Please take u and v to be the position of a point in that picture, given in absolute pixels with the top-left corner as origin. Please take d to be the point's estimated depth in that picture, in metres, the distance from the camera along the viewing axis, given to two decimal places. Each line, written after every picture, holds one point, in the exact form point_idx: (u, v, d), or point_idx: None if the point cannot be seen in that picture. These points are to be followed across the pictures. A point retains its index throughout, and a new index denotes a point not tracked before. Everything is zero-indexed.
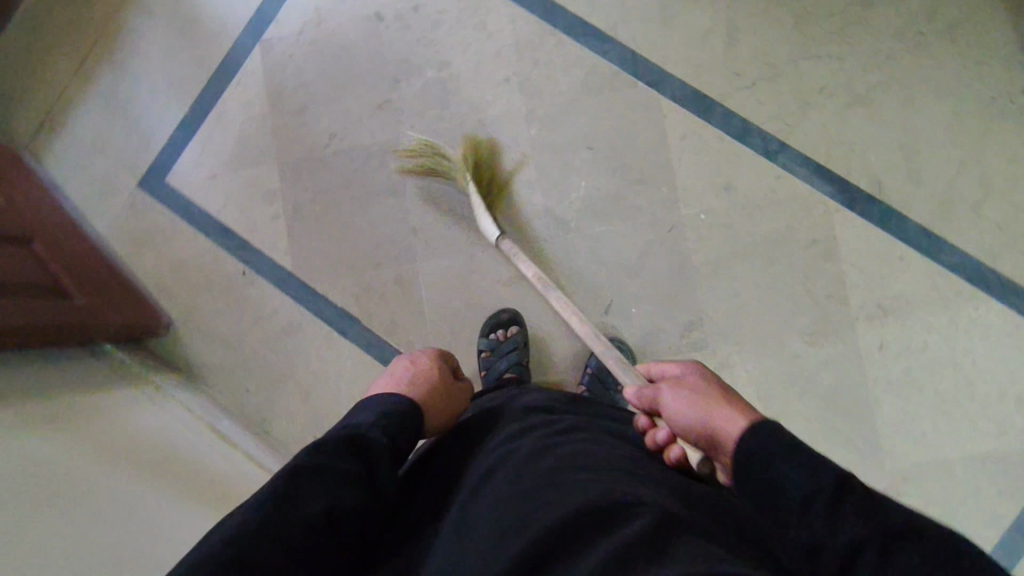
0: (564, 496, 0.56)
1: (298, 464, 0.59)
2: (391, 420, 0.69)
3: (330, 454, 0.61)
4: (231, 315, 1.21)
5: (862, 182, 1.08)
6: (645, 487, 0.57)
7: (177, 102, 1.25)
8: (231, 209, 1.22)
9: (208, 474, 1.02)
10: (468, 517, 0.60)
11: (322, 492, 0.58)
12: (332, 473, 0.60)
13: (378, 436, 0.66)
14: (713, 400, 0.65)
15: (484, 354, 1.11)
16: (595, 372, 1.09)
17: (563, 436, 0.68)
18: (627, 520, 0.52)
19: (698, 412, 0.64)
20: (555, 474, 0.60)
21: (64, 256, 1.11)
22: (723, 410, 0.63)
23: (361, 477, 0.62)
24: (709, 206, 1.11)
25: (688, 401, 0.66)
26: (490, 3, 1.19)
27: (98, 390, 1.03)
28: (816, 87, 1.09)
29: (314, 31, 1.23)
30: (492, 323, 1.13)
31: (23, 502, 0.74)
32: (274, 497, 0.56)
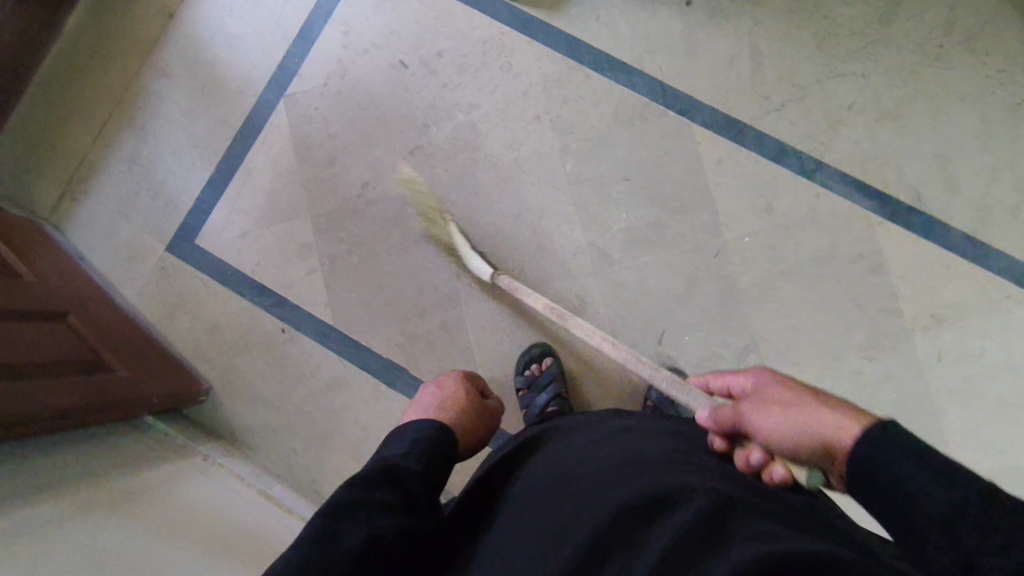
0: (610, 499, 0.57)
1: (339, 501, 0.59)
2: (426, 450, 0.70)
3: (367, 486, 0.61)
4: (272, 375, 1.18)
5: (900, 194, 1.09)
6: (694, 478, 0.58)
7: (202, 163, 1.24)
8: (266, 267, 1.20)
9: (272, 543, 0.98)
10: (529, 528, 0.60)
11: (365, 523, 0.57)
12: (372, 504, 0.59)
13: (412, 465, 0.67)
14: (809, 396, 0.60)
15: (522, 392, 1.11)
16: (658, 405, 1.07)
17: (603, 448, 0.68)
18: (679, 513, 0.53)
19: (794, 416, 0.59)
20: (598, 484, 0.60)
21: (102, 328, 1.08)
22: (830, 407, 0.58)
23: (401, 509, 0.61)
24: (752, 228, 1.11)
25: (780, 408, 0.61)
26: (514, 44, 1.19)
27: (150, 467, 0.99)
28: (844, 104, 1.12)
29: (338, 82, 1.22)
30: (524, 359, 1.12)
31: None
32: (319, 533, 0.56)
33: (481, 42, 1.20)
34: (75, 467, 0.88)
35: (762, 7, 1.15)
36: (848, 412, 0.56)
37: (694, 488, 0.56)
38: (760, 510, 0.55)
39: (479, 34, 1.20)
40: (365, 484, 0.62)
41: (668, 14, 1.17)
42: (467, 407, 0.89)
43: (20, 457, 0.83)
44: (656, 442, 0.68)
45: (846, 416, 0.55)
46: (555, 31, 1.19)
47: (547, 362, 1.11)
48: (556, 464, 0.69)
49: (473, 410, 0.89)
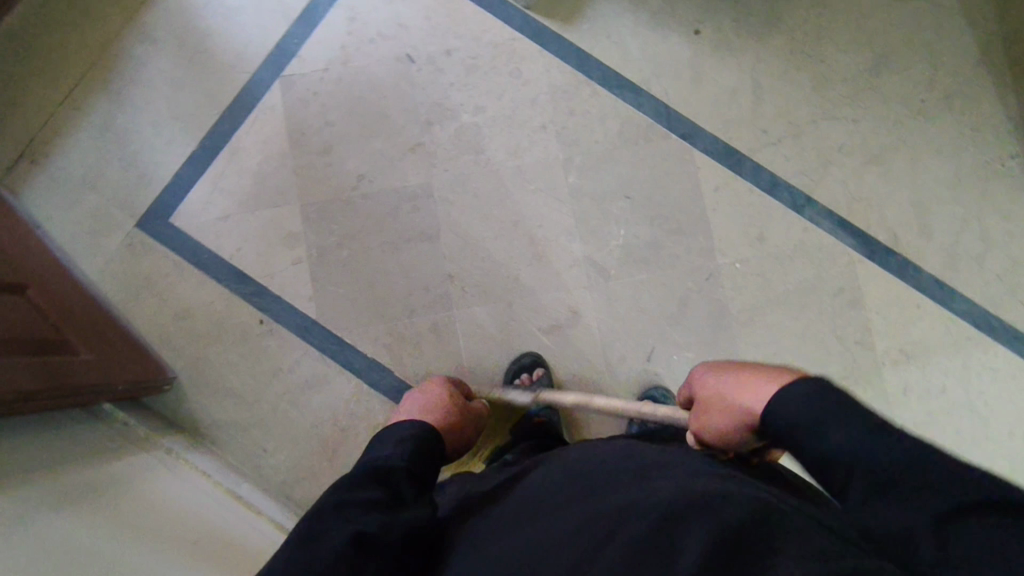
0: (633, 507, 0.52)
1: (325, 506, 0.58)
2: (414, 452, 0.67)
3: (352, 488, 0.60)
4: (246, 368, 1.12)
5: (880, 235, 1.16)
6: (718, 480, 0.54)
7: (184, 137, 1.16)
8: (248, 253, 1.14)
9: (243, 549, 0.92)
10: (540, 538, 0.55)
11: (351, 520, 0.56)
12: (357, 503, 0.58)
13: (397, 462, 0.64)
14: (737, 378, 0.61)
15: (510, 402, 1.08)
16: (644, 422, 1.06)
17: (621, 458, 0.63)
18: (705, 509, 0.48)
19: (727, 411, 0.60)
20: (616, 494, 0.55)
21: (63, 304, 0.99)
22: (753, 381, 0.58)
23: (389, 505, 0.59)
24: (743, 255, 1.15)
25: (718, 405, 0.61)
26: (525, 51, 1.19)
27: (113, 458, 0.92)
28: (835, 145, 1.17)
29: (340, 69, 1.17)
30: (515, 368, 1.11)
31: None
32: (308, 534, 0.56)
33: (491, 45, 1.19)
34: (38, 454, 0.81)
35: (766, 44, 1.19)
36: (772, 377, 0.57)
37: (722, 486, 0.52)
38: (801, 511, 0.51)
39: (490, 37, 1.19)
40: (350, 486, 0.60)
41: (678, 39, 1.19)
42: (456, 409, 0.83)
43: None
44: (677, 455, 0.63)
45: (762, 386, 0.57)
46: (566, 43, 1.19)
47: (538, 372, 1.10)
48: (571, 467, 0.65)
49: (462, 413, 0.83)
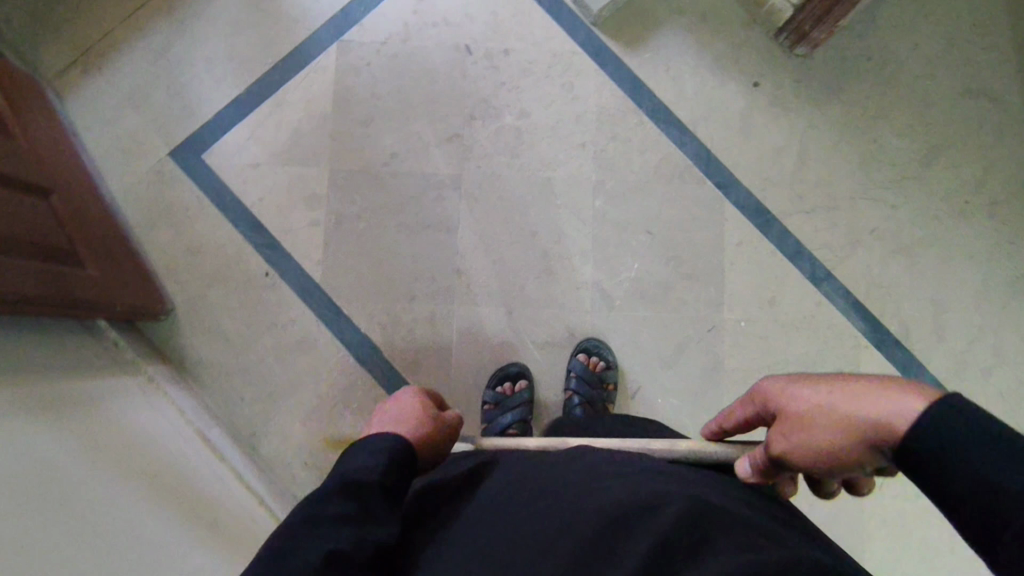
0: (579, 511, 0.53)
1: (293, 524, 0.52)
2: (393, 461, 0.58)
3: (321, 502, 0.54)
4: (242, 315, 1.13)
5: (892, 326, 1.14)
6: (657, 482, 0.55)
7: (233, 79, 1.17)
8: (269, 205, 1.15)
9: (198, 492, 0.94)
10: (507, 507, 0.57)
11: (322, 543, 0.51)
12: (329, 522, 0.53)
13: (377, 475, 0.57)
14: (834, 389, 0.49)
15: (488, 407, 1.09)
16: (583, 375, 1.08)
17: (569, 457, 0.63)
18: (647, 519, 0.50)
19: (837, 421, 0.47)
20: (567, 490, 0.57)
21: (80, 216, 1.01)
22: (871, 390, 0.46)
23: (363, 522, 0.54)
24: (750, 315, 1.14)
25: (819, 426, 0.48)
26: (582, 66, 1.18)
27: (95, 376, 0.94)
28: (868, 227, 1.15)
29: (398, 46, 1.18)
30: (499, 376, 1.11)
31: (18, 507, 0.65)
32: (273, 557, 0.50)
33: (551, 54, 1.19)
34: (24, 356, 0.83)
35: (823, 110, 1.17)
36: (892, 385, 0.45)
37: (656, 491, 0.53)
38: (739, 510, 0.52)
39: (551, 46, 1.19)
40: (323, 499, 0.54)
41: (735, 88, 1.18)
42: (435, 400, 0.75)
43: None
44: (625, 452, 0.64)
45: (889, 393, 0.45)
46: (624, 67, 1.19)
47: (520, 384, 1.11)
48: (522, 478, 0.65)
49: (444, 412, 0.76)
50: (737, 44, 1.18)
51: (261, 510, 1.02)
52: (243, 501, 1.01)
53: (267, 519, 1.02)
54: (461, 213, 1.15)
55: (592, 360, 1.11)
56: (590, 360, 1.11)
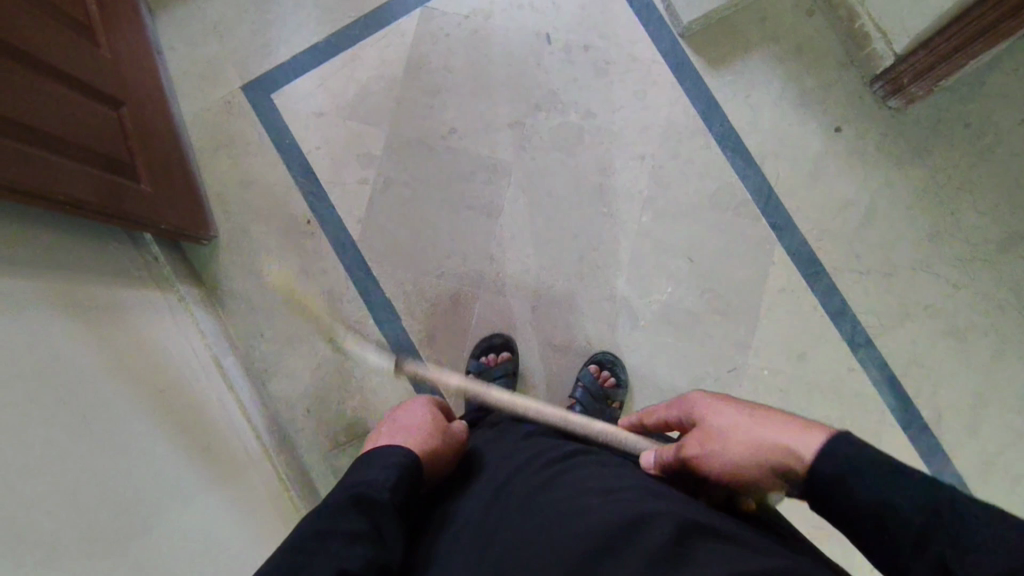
0: (562, 521, 0.54)
1: (300, 540, 0.53)
2: (400, 479, 0.61)
3: (333, 518, 0.55)
4: (278, 255, 1.17)
5: (923, 408, 1.08)
6: (640, 500, 0.56)
7: (315, 26, 1.19)
8: (324, 155, 1.18)
9: (199, 415, 0.98)
10: (500, 503, 0.61)
11: (333, 556, 0.51)
12: (339, 538, 0.53)
13: (384, 494, 0.59)
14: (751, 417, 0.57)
15: (470, 376, 1.09)
16: (589, 387, 1.07)
17: (552, 467, 0.65)
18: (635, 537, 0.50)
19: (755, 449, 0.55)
20: (549, 492, 0.60)
21: (144, 133, 1.05)
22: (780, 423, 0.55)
23: (372, 539, 0.55)
24: (776, 365, 1.09)
25: (735, 443, 0.56)
26: (660, 77, 1.15)
27: (126, 286, 0.98)
28: (923, 301, 1.09)
29: (480, 22, 1.17)
30: (483, 346, 1.12)
31: (20, 398, 0.70)
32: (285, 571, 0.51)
33: (630, 58, 1.15)
34: (61, 257, 0.88)
35: (903, 170, 1.11)
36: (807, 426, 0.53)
37: (641, 506, 0.54)
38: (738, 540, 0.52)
39: (633, 50, 1.16)
40: (332, 515, 0.56)
41: (814, 129, 1.12)
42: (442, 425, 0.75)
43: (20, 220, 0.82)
44: (610, 470, 0.65)
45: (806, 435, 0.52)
46: (703, 85, 1.14)
47: (504, 355, 1.11)
48: (503, 468, 0.68)
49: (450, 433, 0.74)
50: (826, 83, 1.12)
51: (256, 444, 1.06)
52: (241, 431, 1.05)
53: (259, 454, 1.06)
54: (507, 201, 1.15)
55: (603, 374, 1.09)
56: (600, 373, 1.09)
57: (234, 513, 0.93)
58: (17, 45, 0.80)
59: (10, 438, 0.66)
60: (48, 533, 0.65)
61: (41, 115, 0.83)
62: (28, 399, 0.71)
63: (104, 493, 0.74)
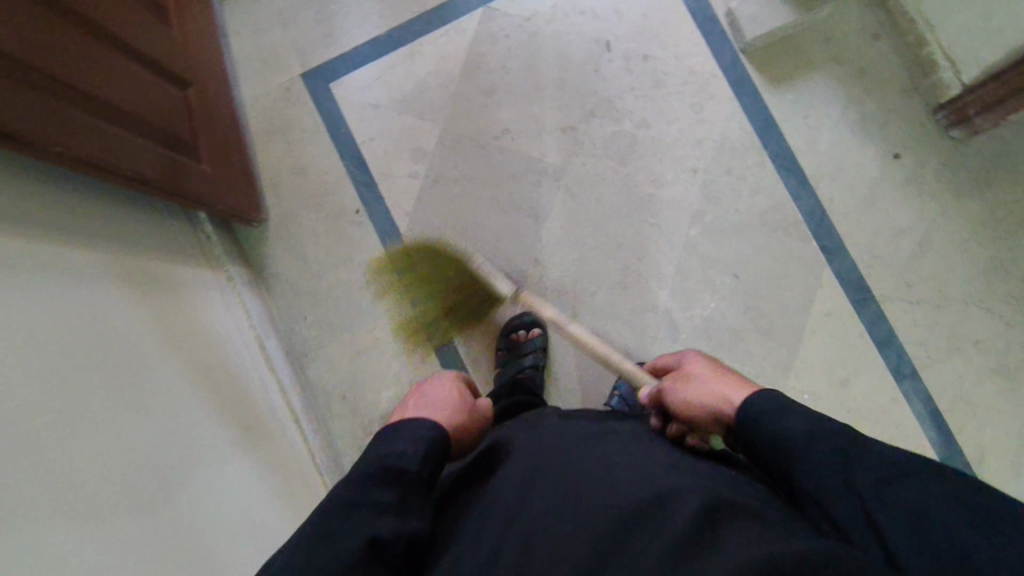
0: (589, 498, 0.53)
1: (330, 505, 0.55)
2: (428, 453, 0.63)
3: (362, 487, 0.56)
4: (325, 243, 1.18)
5: (965, 445, 1.05)
6: (674, 482, 0.54)
7: (377, 19, 1.20)
8: (377, 147, 1.19)
9: (239, 393, 1.00)
10: (530, 474, 0.61)
11: (362, 527, 0.53)
12: (369, 509, 0.55)
13: (412, 466, 0.60)
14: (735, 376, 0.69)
15: (501, 353, 1.11)
16: (625, 396, 1.06)
17: (581, 448, 0.65)
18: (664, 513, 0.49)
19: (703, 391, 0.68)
20: (579, 468, 0.59)
21: (208, 115, 1.07)
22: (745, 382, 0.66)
23: (401, 513, 0.56)
24: (817, 389, 1.08)
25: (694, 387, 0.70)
26: (718, 92, 1.14)
27: (179, 264, 1.00)
28: (972, 336, 1.07)
29: (541, 26, 1.18)
30: (514, 323, 1.13)
31: (73, 365, 0.72)
32: (314, 535, 0.52)
33: (689, 71, 1.15)
34: (120, 233, 0.90)
35: (961, 202, 1.09)
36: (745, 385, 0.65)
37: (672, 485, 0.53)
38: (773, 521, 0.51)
39: (692, 63, 1.15)
40: (363, 482, 0.57)
41: (872, 153, 1.11)
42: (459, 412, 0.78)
43: (69, 189, 0.83)
44: (639, 450, 0.64)
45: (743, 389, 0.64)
46: (761, 102, 1.13)
47: (534, 332, 1.12)
48: (533, 447, 0.68)
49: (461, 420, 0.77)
50: (888, 109, 1.11)
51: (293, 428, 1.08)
52: (278, 413, 1.07)
53: (294, 437, 1.08)
54: (556, 205, 1.15)
55: None
56: None
57: (268, 493, 0.95)
58: (81, 10, 0.80)
59: (61, 403, 0.68)
60: (94, 495, 0.67)
61: (102, 83, 0.84)
62: (82, 367, 0.74)
63: (149, 460, 0.76)
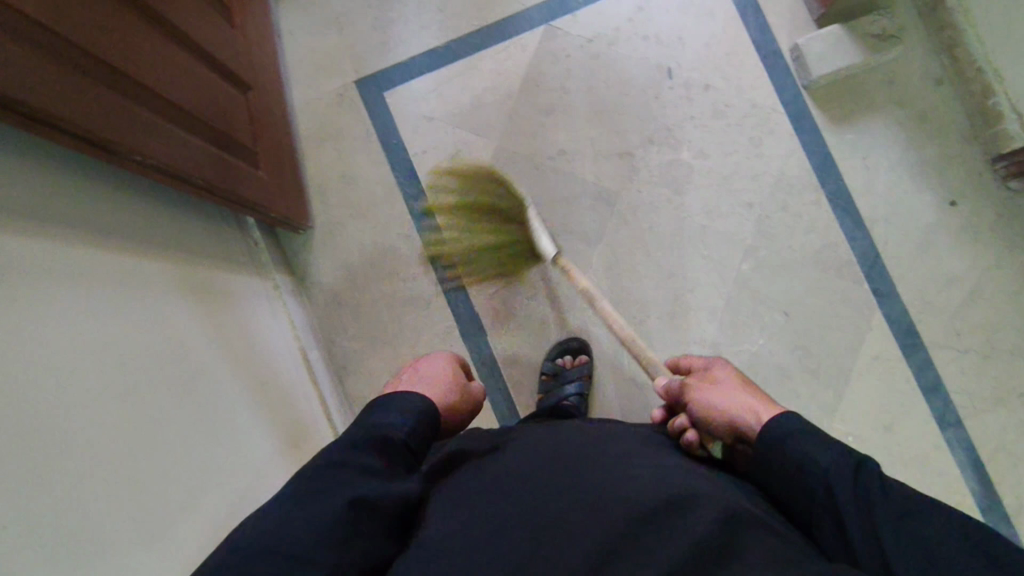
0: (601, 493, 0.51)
1: (315, 463, 0.53)
2: (418, 426, 0.61)
3: (349, 449, 0.55)
4: (371, 254, 1.16)
5: (1007, 497, 1.05)
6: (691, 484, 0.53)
7: (436, 30, 1.19)
8: (429, 160, 1.17)
9: (288, 407, 0.99)
10: (543, 457, 0.59)
11: (346, 485, 0.52)
12: (356, 470, 0.53)
13: (398, 435, 0.58)
14: (744, 384, 0.71)
15: (544, 377, 1.09)
16: None
17: (605, 443, 0.63)
18: (677, 522, 0.48)
19: (730, 401, 0.67)
20: (601, 462, 0.57)
21: (264, 118, 1.06)
22: (750, 401, 0.66)
23: (387, 478, 0.55)
24: (861, 433, 1.08)
25: (718, 398, 0.69)
26: (778, 126, 1.14)
27: (231, 268, 0.99)
28: (1018, 389, 1.07)
29: (603, 47, 1.17)
30: (559, 349, 1.11)
31: (136, 371, 0.72)
32: (298, 491, 0.51)
33: (750, 103, 1.14)
34: (176, 237, 0.89)
35: (1015, 253, 1.08)
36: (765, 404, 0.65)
37: (691, 489, 0.52)
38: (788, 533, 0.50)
39: (754, 96, 1.14)
40: (348, 444, 0.55)
41: (929, 200, 1.11)
42: (453, 388, 0.74)
43: (134, 202, 0.82)
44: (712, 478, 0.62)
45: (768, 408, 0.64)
46: (821, 140, 1.13)
47: (581, 359, 1.10)
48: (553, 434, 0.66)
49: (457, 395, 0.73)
50: (946, 155, 1.11)
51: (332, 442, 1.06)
52: (319, 426, 1.05)
53: None
54: (608, 231, 1.14)
55: None
56: None
57: None
58: (163, 15, 0.81)
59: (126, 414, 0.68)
60: (153, 508, 0.67)
61: (178, 88, 0.83)
62: (142, 371, 0.73)
63: (205, 478, 0.76)
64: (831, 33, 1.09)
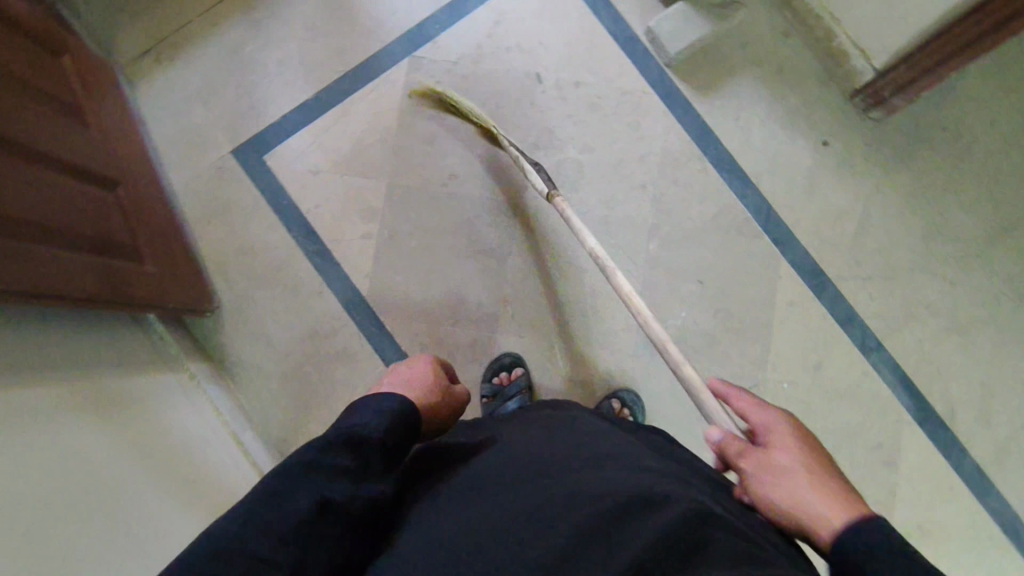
0: (574, 502, 0.50)
1: (287, 463, 0.51)
2: (396, 423, 0.57)
3: (323, 450, 0.52)
4: (286, 319, 1.14)
5: (937, 405, 1.12)
6: (661, 484, 0.51)
7: (302, 84, 1.18)
8: (323, 213, 1.16)
9: (231, 498, 0.96)
10: (517, 468, 0.57)
11: (313, 490, 0.49)
12: (323, 472, 0.51)
13: (375, 436, 0.55)
14: (812, 477, 0.59)
15: (485, 399, 1.10)
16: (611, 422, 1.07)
17: (590, 440, 0.62)
18: (645, 517, 0.47)
19: (793, 496, 0.58)
20: (574, 471, 0.55)
21: (140, 208, 1.02)
22: (817, 499, 0.57)
23: (356, 479, 0.53)
24: (794, 377, 1.12)
25: (784, 488, 0.59)
26: (651, 107, 1.17)
27: (137, 369, 0.95)
28: (924, 301, 1.13)
29: (469, 67, 1.18)
30: (494, 367, 1.12)
31: (59, 507, 0.67)
32: (263, 495, 0.49)
33: (620, 91, 1.18)
34: (71, 352, 0.85)
35: (890, 178, 1.15)
36: (845, 506, 0.56)
37: (665, 486, 0.50)
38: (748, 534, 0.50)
39: (622, 83, 1.18)
40: (323, 445, 0.53)
41: (803, 144, 1.16)
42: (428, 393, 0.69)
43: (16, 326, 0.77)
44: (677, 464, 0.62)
45: (845, 511, 0.55)
46: (693, 112, 1.17)
47: (516, 373, 1.11)
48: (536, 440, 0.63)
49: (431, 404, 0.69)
50: (809, 100, 1.17)
51: None
52: None
53: None
54: (518, 241, 1.15)
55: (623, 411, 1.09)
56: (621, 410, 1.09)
57: None
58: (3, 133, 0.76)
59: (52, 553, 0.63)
60: None
61: (41, 207, 0.79)
62: (66, 502, 0.69)
63: None
64: (678, 10, 1.14)
